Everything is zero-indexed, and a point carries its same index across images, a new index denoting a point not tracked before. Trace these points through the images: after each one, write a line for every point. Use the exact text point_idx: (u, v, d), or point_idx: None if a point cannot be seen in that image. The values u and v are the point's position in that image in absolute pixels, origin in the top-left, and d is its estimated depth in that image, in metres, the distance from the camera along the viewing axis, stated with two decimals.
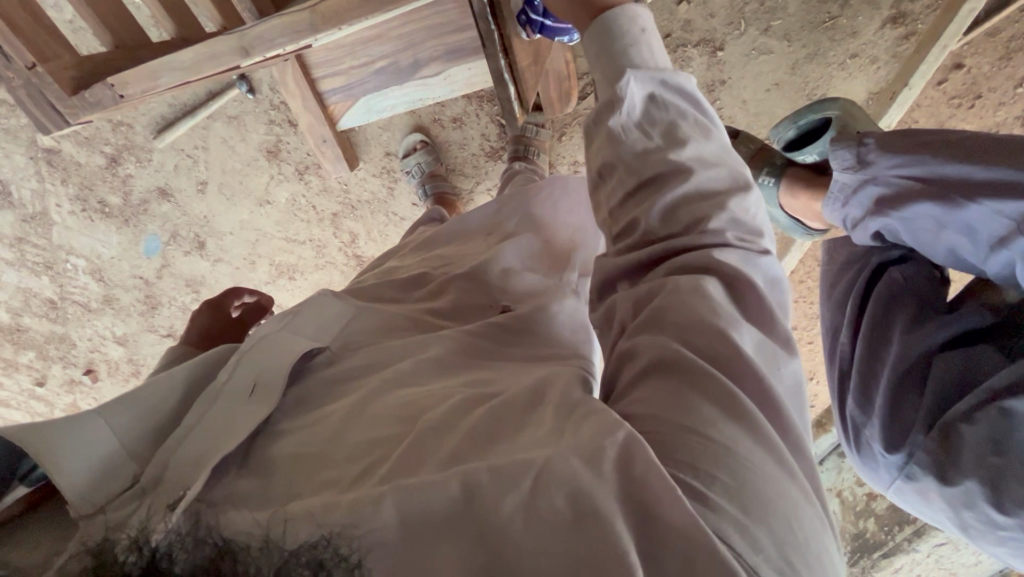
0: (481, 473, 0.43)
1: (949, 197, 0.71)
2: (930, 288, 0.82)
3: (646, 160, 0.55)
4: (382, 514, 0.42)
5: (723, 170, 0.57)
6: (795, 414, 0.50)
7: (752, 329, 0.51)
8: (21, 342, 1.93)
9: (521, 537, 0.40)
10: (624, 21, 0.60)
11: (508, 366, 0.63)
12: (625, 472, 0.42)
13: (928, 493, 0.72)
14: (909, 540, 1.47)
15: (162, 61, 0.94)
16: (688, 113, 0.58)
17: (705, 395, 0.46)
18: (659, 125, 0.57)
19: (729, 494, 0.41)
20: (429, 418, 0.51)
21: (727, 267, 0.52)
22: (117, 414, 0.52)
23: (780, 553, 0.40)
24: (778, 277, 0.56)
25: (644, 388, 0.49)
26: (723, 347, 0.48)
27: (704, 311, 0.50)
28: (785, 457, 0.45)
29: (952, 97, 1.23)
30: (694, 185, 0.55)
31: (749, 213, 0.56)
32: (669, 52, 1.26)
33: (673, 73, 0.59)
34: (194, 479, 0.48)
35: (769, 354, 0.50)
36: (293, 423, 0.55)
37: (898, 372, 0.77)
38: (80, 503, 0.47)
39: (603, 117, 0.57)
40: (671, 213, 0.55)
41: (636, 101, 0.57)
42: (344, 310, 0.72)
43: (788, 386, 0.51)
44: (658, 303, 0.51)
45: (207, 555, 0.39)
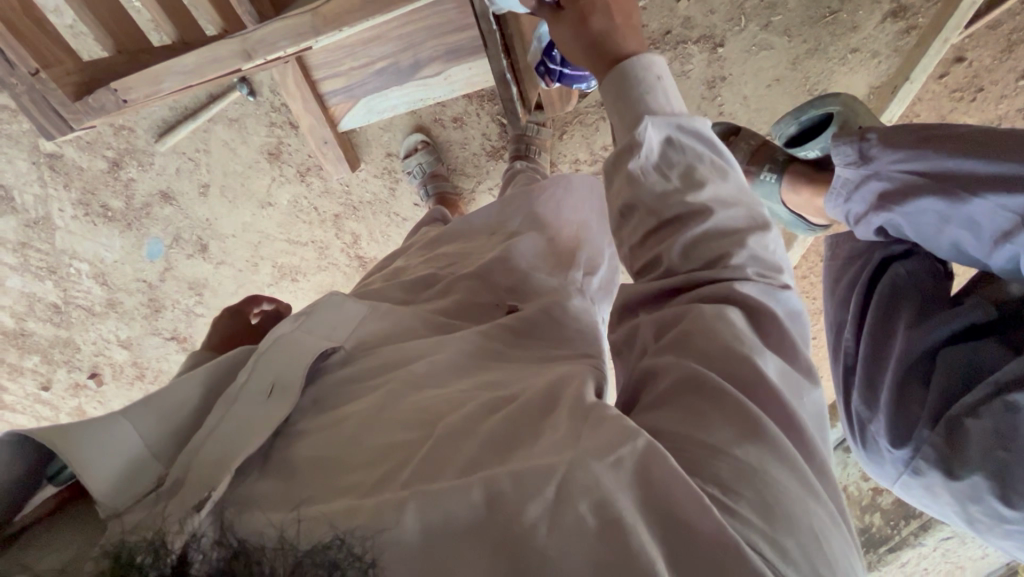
0: (502, 478, 0.43)
1: (951, 191, 0.72)
2: (931, 283, 0.82)
3: (666, 202, 0.57)
4: (405, 523, 0.42)
5: (740, 210, 0.58)
6: (817, 434, 0.49)
7: (775, 357, 0.51)
8: (26, 346, 1.94)
9: (545, 544, 0.40)
10: (640, 67, 0.62)
11: (522, 366, 0.64)
12: (646, 479, 0.42)
13: (935, 487, 0.72)
14: (915, 534, 1.46)
15: (163, 66, 0.94)
16: (704, 156, 0.59)
17: (726, 415, 0.46)
18: (676, 167, 0.58)
19: (754, 506, 0.42)
20: (447, 423, 0.52)
21: (749, 298, 0.53)
22: (141, 416, 0.52)
23: (808, 562, 0.40)
24: (798, 308, 0.56)
25: (666, 404, 0.49)
26: (747, 371, 0.48)
27: (728, 336, 0.50)
28: (806, 473, 0.44)
29: (953, 91, 1.23)
30: (714, 224, 0.57)
31: (769, 251, 0.58)
32: (669, 49, 1.26)
33: (688, 118, 0.61)
34: (218, 480, 0.47)
35: (793, 384, 0.50)
36: (310, 424, 0.56)
37: (903, 368, 0.77)
38: (107, 505, 0.47)
39: (622, 161, 0.59)
40: (691, 249, 0.56)
41: (654, 145, 0.59)
42: (358, 309, 0.71)
43: (812, 414, 0.50)
44: (684, 329, 0.52)
45: (224, 556, 0.39)
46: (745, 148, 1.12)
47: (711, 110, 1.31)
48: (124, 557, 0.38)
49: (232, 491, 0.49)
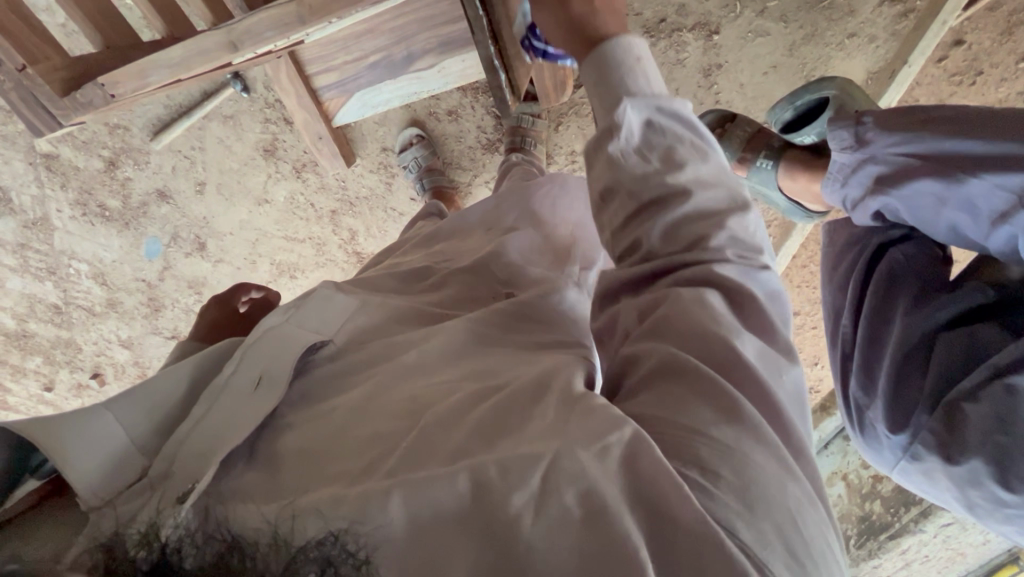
0: (487, 468, 0.43)
1: (949, 172, 0.71)
2: (932, 266, 0.81)
3: (646, 184, 0.55)
4: (390, 512, 0.42)
5: (721, 191, 0.57)
6: (795, 416, 0.49)
7: (753, 337, 0.50)
8: (28, 347, 1.95)
9: (528, 536, 0.40)
10: (620, 51, 0.59)
11: (511, 353, 0.63)
12: (633, 469, 0.42)
13: (934, 472, 0.71)
14: (915, 520, 1.44)
15: (150, 59, 0.94)
16: (684, 138, 0.57)
17: (707, 399, 0.45)
18: (657, 150, 0.56)
19: (736, 493, 0.41)
20: (434, 413, 0.52)
21: (727, 279, 0.52)
22: (123, 409, 0.52)
23: (789, 553, 0.40)
24: (778, 289, 0.56)
25: (646, 391, 0.48)
26: (726, 355, 0.48)
27: (706, 318, 0.50)
28: (784, 454, 0.44)
29: (952, 75, 1.22)
30: (694, 206, 0.55)
31: (749, 233, 0.56)
32: (664, 37, 1.24)
33: (668, 98, 0.58)
34: (203, 472, 0.48)
35: (771, 362, 0.50)
36: (297, 416, 0.56)
37: (901, 352, 0.76)
38: (90, 498, 0.47)
39: (602, 143, 0.57)
40: (672, 231, 0.55)
41: (634, 128, 0.57)
42: (348, 302, 0.70)
43: (789, 394, 0.50)
44: (663, 311, 0.51)
45: (216, 550, 0.39)
46: (742, 135, 1.11)
47: (708, 98, 1.29)
48: (115, 550, 0.38)
49: (215, 485, 0.48)
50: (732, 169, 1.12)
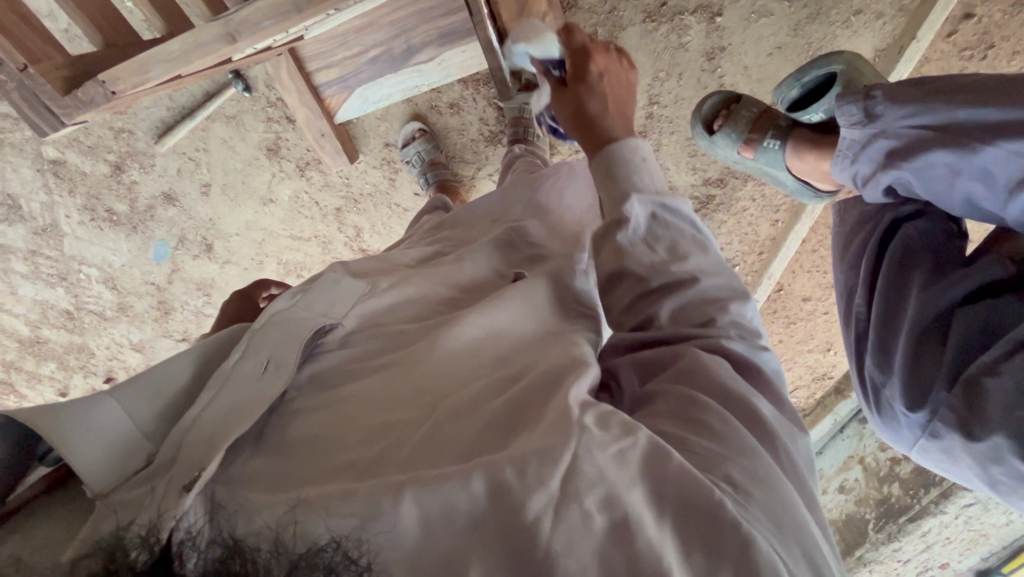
0: (505, 469, 0.43)
1: (963, 142, 0.69)
2: (950, 243, 0.79)
3: (655, 272, 0.61)
4: (402, 516, 0.41)
5: (723, 280, 0.62)
6: (808, 474, 0.54)
7: (767, 402, 0.55)
8: (42, 353, 1.97)
9: (548, 538, 0.40)
10: (626, 150, 0.67)
11: (524, 340, 0.63)
12: (662, 473, 0.45)
13: (954, 450, 0.70)
14: (935, 501, 1.38)
15: (147, 54, 0.94)
16: (687, 232, 0.64)
17: (726, 434, 0.49)
18: (662, 241, 0.62)
19: (761, 508, 0.45)
20: (448, 404, 0.52)
21: (738, 353, 0.57)
22: (126, 398, 0.52)
23: (808, 563, 0.44)
24: (778, 372, 0.61)
25: (671, 418, 0.52)
26: (744, 407, 0.53)
27: (726, 378, 0.54)
28: (787, 485, 0.48)
29: (962, 49, 1.19)
30: (699, 291, 0.61)
31: (748, 320, 0.61)
32: (666, 21, 1.23)
33: (674, 198, 0.65)
34: (208, 459, 0.47)
35: (786, 428, 0.55)
36: (306, 403, 0.56)
37: (918, 329, 0.75)
38: (96, 486, 0.47)
39: (611, 232, 0.63)
40: (679, 313, 0.60)
41: (641, 221, 0.63)
42: (356, 286, 0.69)
43: (803, 455, 0.55)
44: (682, 365, 0.55)
45: (219, 556, 0.38)
46: (748, 115, 1.09)
47: (712, 83, 1.28)
48: (117, 549, 0.37)
49: (224, 476, 0.48)
50: (740, 151, 1.11)
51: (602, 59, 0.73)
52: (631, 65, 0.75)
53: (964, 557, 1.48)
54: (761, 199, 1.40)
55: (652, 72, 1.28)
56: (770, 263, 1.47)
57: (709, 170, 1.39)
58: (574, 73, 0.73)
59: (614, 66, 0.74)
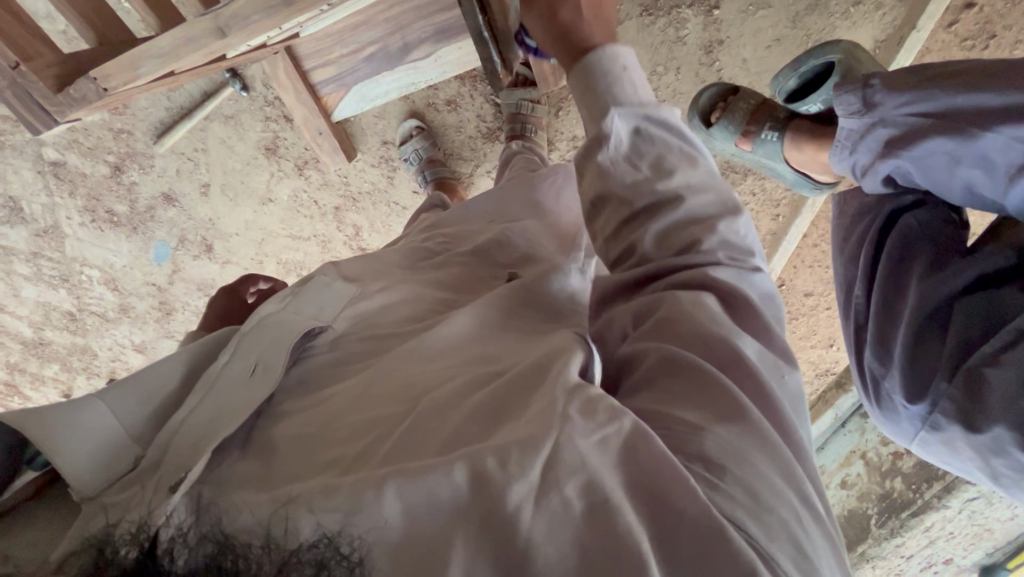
0: (486, 459, 0.42)
1: (962, 129, 0.68)
2: (949, 230, 0.78)
3: (638, 192, 0.59)
4: (384, 507, 0.41)
5: (711, 196, 0.61)
6: (798, 421, 0.52)
7: (752, 339, 0.53)
8: (45, 355, 1.98)
9: (529, 527, 0.40)
10: (606, 59, 0.62)
11: (514, 338, 0.62)
12: (638, 464, 0.43)
13: (954, 442, 0.69)
14: (938, 496, 1.38)
15: (139, 50, 0.93)
16: (673, 145, 0.62)
17: (707, 400, 0.48)
18: (647, 158, 0.60)
19: (742, 486, 0.43)
20: (432, 397, 0.52)
21: (721, 283, 0.56)
22: (116, 400, 0.52)
23: (790, 538, 0.42)
24: (770, 292, 0.60)
25: (658, 385, 0.51)
26: (724, 349, 0.51)
27: (706, 321, 0.53)
28: (777, 444, 0.46)
29: (964, 39, 1.18)
30: (685, 211, 0.59)
31: (739, 236, 0.60)
32: (664, 14, 1.22)
33: (656, 107, 0.62)
34: (194, 461, 0.47)
35: (772, 364, 0.53)
36: (293, 404, 0.56)
37: (918, 320, 0.74)
38: (82, 489, 0.47)
39: (593, 152, 0.61)
40: (665, 237, 0.59)
41: (622, 136, 0.60)
42: (345, 290, 0.69)
43: (790, 395, 0.53)
44: (661, 315, 0.54)
45: (207, 552, 0.38)
46: (746, 107, 1.08)
47: (710, 76, 1.27)
48: (106, 548, 0.37)
49: (210, 472, 0.48)
50: (738, 143, 1.10)
51: None
52: None
53: (968, 552, 1.46)
54: (761, 193, 1.39)
55: (649, 67, 1.27)
56: (770, 257, 1.46)
57: None
58: None
59: None
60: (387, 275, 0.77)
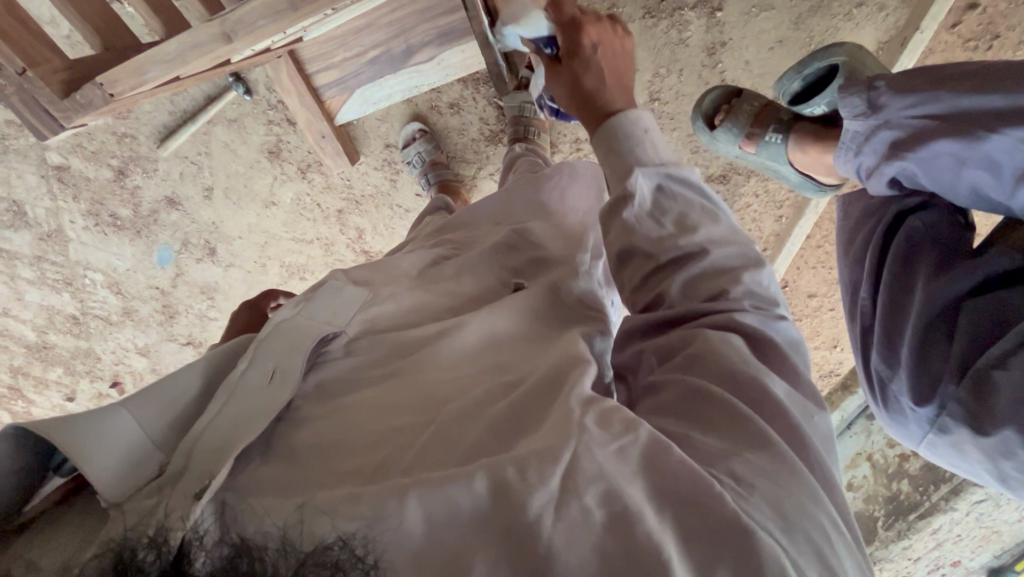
0: (506, 469, 0.43)
1: (969, 130, 0.68)
2: (954, 232, 0.78)
3: (662, 247, 0.59)
4: (408, 516, 0.41)
5: (734, 248, 0.60)
6: (828, 456, 0.51)
7: (780, 378, 0.52)
8: (49, 359, 1.98)
9: (550, 535, 0.40)
10: (627, 124, 0.65)
11: (529, 348, 0.62)
12: (666, 473, 0.43)
13: (963, 445, 0.68)
14: (945, 498, 1.37)
15: (144, 55, 0.94)
16: (694, 201, 0.62)
17: (736, 425, 0.48)
18: (669, 214, 0.60)
19: (767, 502, 0.43)
20: (451, 408, 0.52)
21: (749, 326, 0.54)
22: (139, 407, 0.52)
23: (817, 557, 0.42)
24: (798, 340, 0.58)
25: (682, 416, 0.51)
26: (753, 387, 0.50)
27: (734, 358, 0.52)
28: (803, 471, 0.46)
29: (967, 40, 1.18)
30: (709, 263, 0.59)
31: (763, 287, 0.59)
32: (666, 17, 1.22)
33: (676, 166, 0.63)
34: (217, 468, 0.47)
35: (802, 405, 0.51)
36: (313, 410, 0.55)
37: (923, 323, 0.74)
38: (108, 494, 0.47)
39: (618, 209, 0.61)
40: (692, 285, 0.58)
41: (645, 193, 0.61)
42: (358, 293, 0.68)
43: (822, 435, 0.51)
44: (690, 352, 0.54)
45: (225, 554, 0.39)
46: (749, 109, 1.08)
47: (713, 78, 1.27)
48: (125, 552, 0.38)
49: (231, 480, 0.48)
50: (741, 146, 1.10)
51: (594, 28, 0.69)
52: (625, 32, 0.71)
53: (975, 554, 1.45)
54: (765, 195, 1.39)
55: (652, 69, 1.28)
56: (774, 259, 1.46)
57: (711, 166, 1.38)
58: (568, 47, 0.70)
59: (609, 35, 0.70)
60: (397, 283, 0.77)
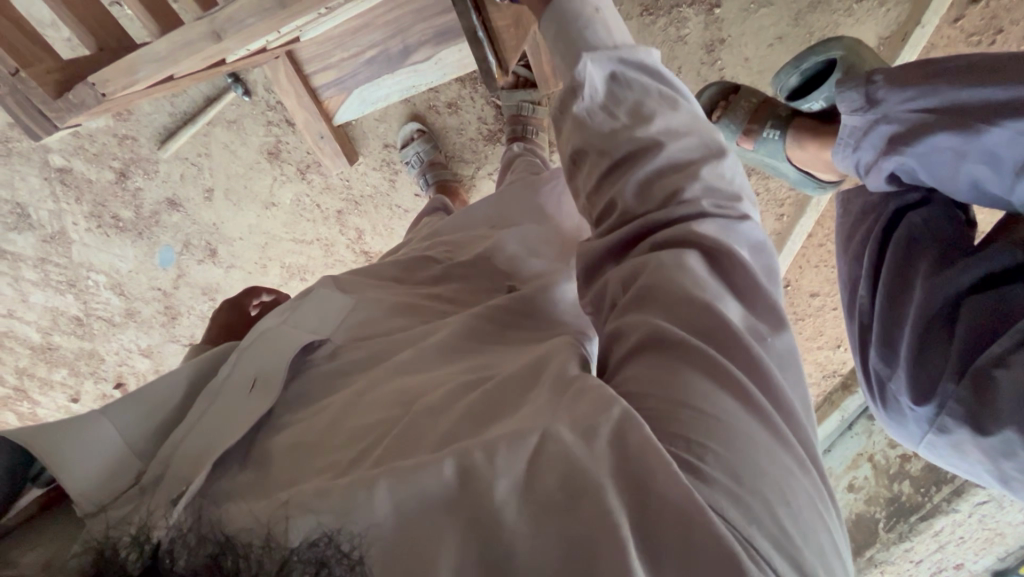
0: (474, 454, 0.42)
1: (969, 124, 0.67)
2: (953, 227, 0.77)
3: (615, 140, 0.57)
4: (377, 505, 0.40)
5: (693, 139, 0.57)
6: (786, 382, 0.48)
7: (735, 301, 0.50)
8: (54, 360, 2.00)
9: (513, 522, 0.39)
10: (576, 3, 0.62)
11: (511, 348, 0.61)
12: (620, 447, 0.41)
13: (963, 445, 0.67)
14: (948, 500, 1.35)
15: (136, 55, 0.94)
16: (652, 89, 0.59)
17: (694, 371, 0.45)
18: (624, 104, 0.58)
19: (723, 466, 0.40)
20: (425, 402, 0.51)
21: (706, 239, 0.51)
22: (119, 416, 0.52)
23: (773, 520, 0.39)
24: (762, 241, 0.55)
25: (638, 362, 0.47)
26: (707, 316, 0.47)
27: (689, 283, 0.49)
28: (760, 402, 0.44)
29: (969, 35, 1.16)
30: (666, 157, 0.56)
31: (726, 180, 0.56)
32: (664, 14, 1.21)
33: (632, 50, 0.60)
34: (195, 474, 0.47)
35: (752, 329, 0.49)
36: (295, 416, 0.55)
37: (923, 321, 0.72)
38: (86, 504, 0.47)
39: (568, 104, 0.60)
40: (646, 188, 0.56)
41: (597, 82, 0.59)
42: (345, 302, 0.70)
43: (778, 355, 0.49)
44: (645, 281, 0.50)
45: (208, 553, 0.38)
46: (747, 105, 1.07)
47: (712, 75, 1.26)
48: (108, 550, 0.38)
49: (209, 487, 0.47)
50: (739, 142, 1.09)
51: None
52: None
53: (979, 557, 1.43)
54: (765, 193, 1.38)
55: None
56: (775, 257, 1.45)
57: None
58: None
59: None
60: (384, 288, 0.77)
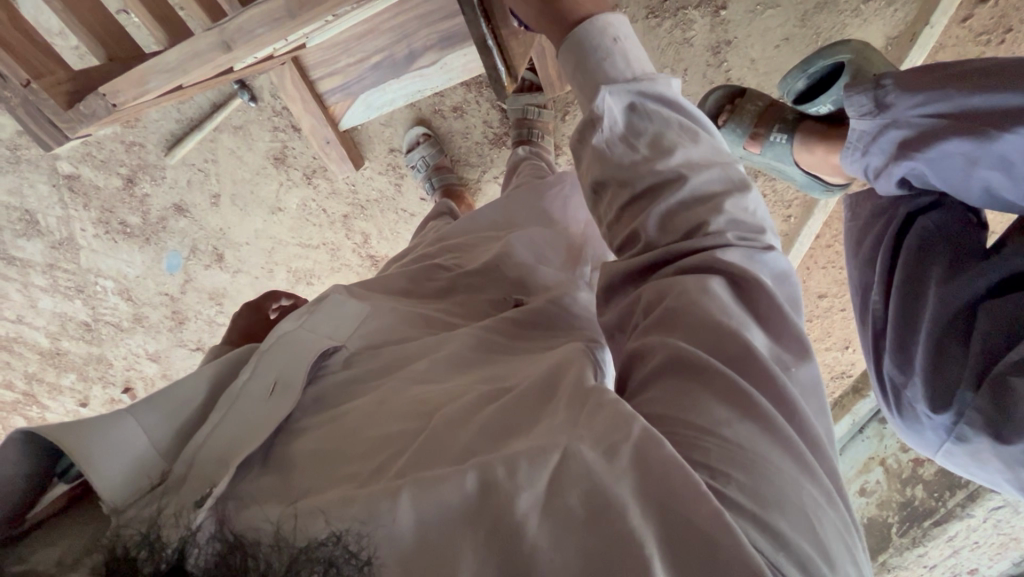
0: (497, 467, 0.41)
1: (980, 130, 0.67)
2: (966, 233, 0.76)
3: (636, 173, 0.56)
4: (398, 514, 0.40)
5: (716, 171, 0.57)
6: (810, 412, 0.48)
7: (759, 328, 0.50)
8: (62, 365, 2.01)
9: (534, 540, 0.39)
10: (595, 32, 0.60)
11: (524, 358, 0.61)
12: (644, 469, 0.40)
13: (982, 454, 0.66)
14: (962, 505, 1.34)
15: (146, 66, 0.95)
16: (673, 121, 0.58)
17: (719, 393, 0.45)
18: (644, 136, 0.58)
19: (746, 491, 0.41)
20: (444, 413, 0.50)
21: (731, 265, 0.51)
22: (143, 414, 0.52)
23: (801, 549, 0.39)
24: (786, 270, 0.55)
25: (658, 385, 0.48)
26: (732, 341, 0.47)
27: (715, 309, 0.49)
28: (789, 434, 0.43)
29: (979, 34, 1.15)
30: (689, 191, 0.55)
31: (749, 214, 0.56)
32: (670, 16, 1.21)
33: (652, 79, 0.60)
34: (219, 476, 0.48)
35: (777, 360, 0.49)
36: (312, 420, 0.55)
37: (939, 324, 0.72)
38: (112, 501, 0.47)
39: (587, 136, 0.59)
40: (667, 221, 0.55)
41: (616, 114, 0.58)
42: (359, 309, 0.70)
43: (801, 385, 0.49)
44: (669, 303, 0.50)
45: (219, 548, 0.41)
46: (753, 109, 1.07)
47: (718, 77, 1.25)
48: (119, 549, 0.39)
49: (232, 488, 0.48)
50: (746, 146, 1.09)
51: None
52: None
53: (994, 562, 1.41)
54: (773, 195, 1.38)
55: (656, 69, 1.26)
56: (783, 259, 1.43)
57: None
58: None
59: None
60: (395, 299, 0.77)
